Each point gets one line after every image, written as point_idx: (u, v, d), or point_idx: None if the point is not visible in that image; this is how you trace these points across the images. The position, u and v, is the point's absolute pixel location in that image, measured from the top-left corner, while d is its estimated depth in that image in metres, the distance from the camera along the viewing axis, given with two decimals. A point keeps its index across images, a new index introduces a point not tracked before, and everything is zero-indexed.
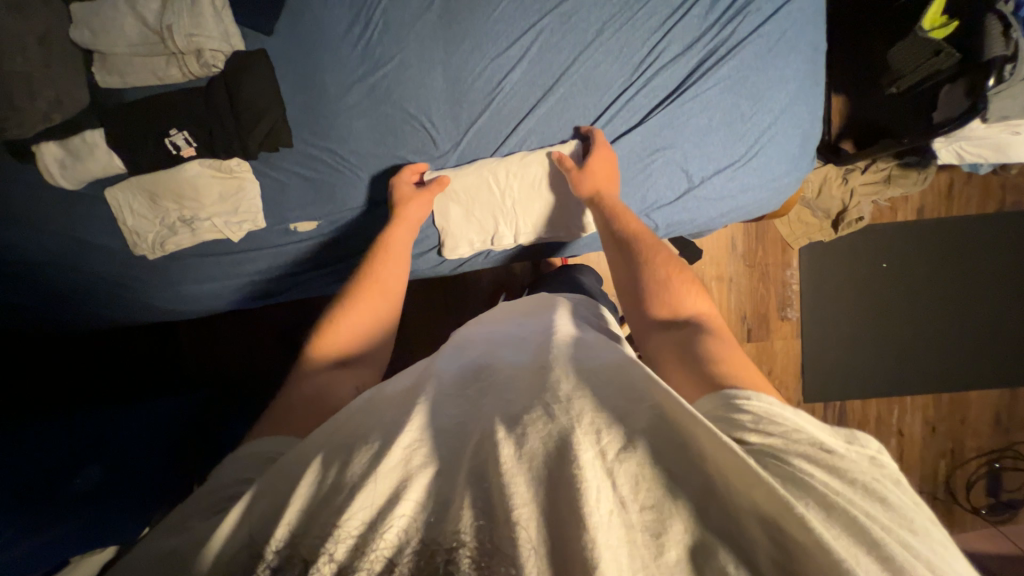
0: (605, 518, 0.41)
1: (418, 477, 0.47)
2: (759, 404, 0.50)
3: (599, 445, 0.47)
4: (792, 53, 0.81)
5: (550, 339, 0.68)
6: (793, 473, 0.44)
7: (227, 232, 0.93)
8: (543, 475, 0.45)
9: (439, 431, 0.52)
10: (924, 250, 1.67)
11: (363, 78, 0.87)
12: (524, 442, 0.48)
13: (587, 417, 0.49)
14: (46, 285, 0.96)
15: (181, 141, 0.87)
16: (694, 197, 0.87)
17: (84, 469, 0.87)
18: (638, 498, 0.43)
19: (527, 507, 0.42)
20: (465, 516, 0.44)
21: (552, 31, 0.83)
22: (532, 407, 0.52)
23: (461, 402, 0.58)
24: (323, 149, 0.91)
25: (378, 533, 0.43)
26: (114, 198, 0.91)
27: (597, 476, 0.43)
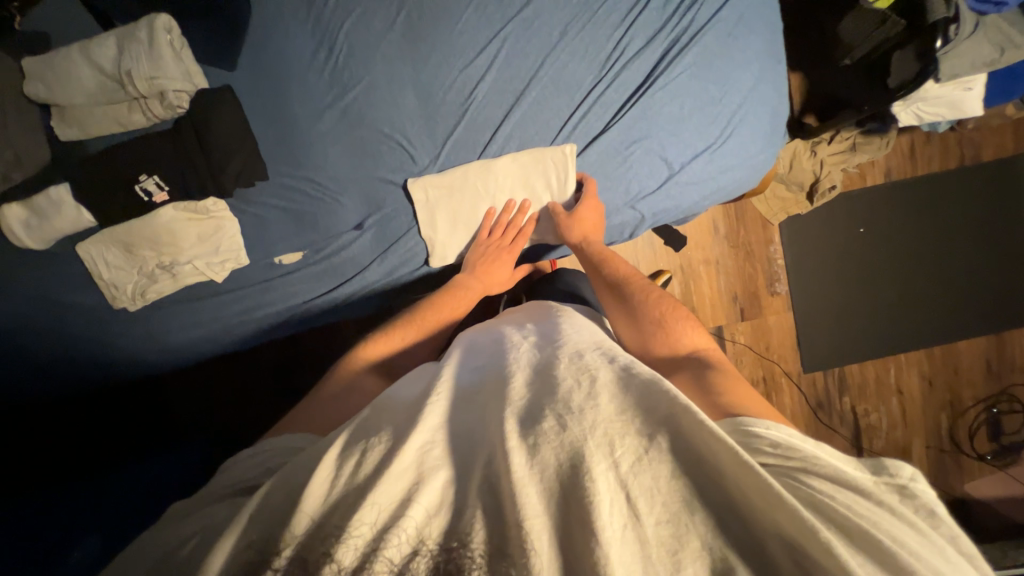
0: (617, 535, 0.41)
1: (428, 481, 0.46)
2: (779, 434, 0.52)
3: (612, 456, 0.46)
4: (751, 34, 0.84)
5: (560, 348, 0.65)
6: (799, 485, 0.45)
7: (211, 273, 0.90)
8: (556, 489, 0.45)
9: (452, 434, 0.52)
10: (895, 212, 1.72)
11: (333, 103, 0.86)
12: (536, 452, 0.47)
13: (601, 428, 0.48)
14: (22, 353, 0.92)
15: (152, 187, 0.85)
16: (676, 183, 0.88)
17: (83, 541, 0.83)
18: (653, 512, 0.43)
19: (538, 520, 0.42)
20: (475, 522, 0.44)
21: (517, 37, 0.83)
22: (545, 416, 0.50)
23: (468, 409, 0.56)
24: (301, 178, 0.89)
25: (382, 547, 0.41)
26: (87, 253, 0.87)
27: (610, 488, 0.43)
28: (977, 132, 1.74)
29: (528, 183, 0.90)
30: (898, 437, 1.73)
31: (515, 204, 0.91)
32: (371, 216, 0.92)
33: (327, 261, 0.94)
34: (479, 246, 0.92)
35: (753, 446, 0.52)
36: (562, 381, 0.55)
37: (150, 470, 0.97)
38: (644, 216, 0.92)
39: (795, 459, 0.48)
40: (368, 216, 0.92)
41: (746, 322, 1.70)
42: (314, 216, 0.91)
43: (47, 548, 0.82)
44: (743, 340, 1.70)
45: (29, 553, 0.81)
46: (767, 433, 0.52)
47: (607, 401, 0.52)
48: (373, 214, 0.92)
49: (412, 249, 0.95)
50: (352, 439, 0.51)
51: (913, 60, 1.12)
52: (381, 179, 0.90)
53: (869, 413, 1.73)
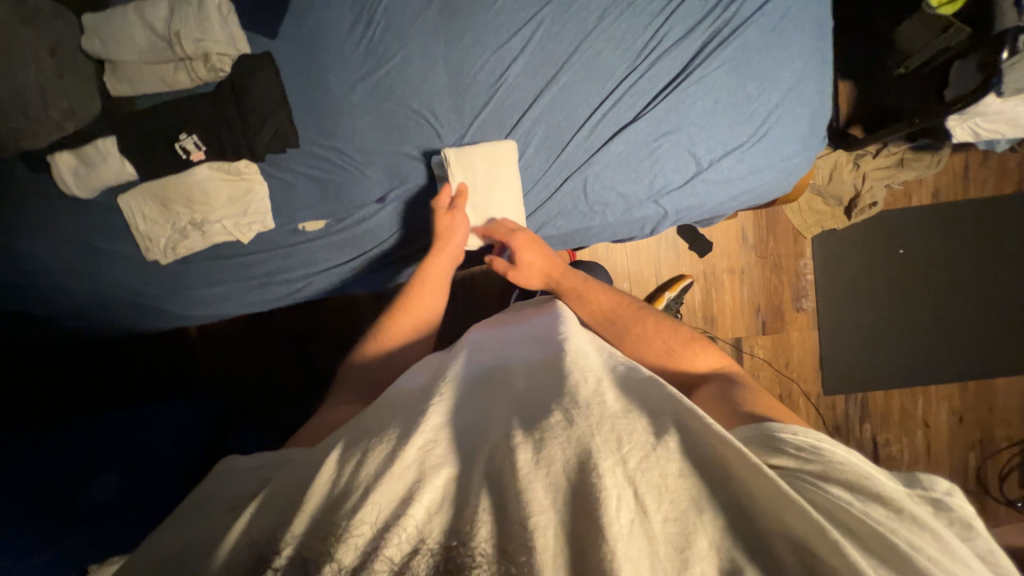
0: (624, 530, 0.40)
1: (430, 481, 0.46)
2: (805, 440, 0.51)
3: (620, 453, 0.45)
4: (797, 30, 0.80)
5: (565, 343, 0.66)
6: (811, 487, 0.44)
7: (237, 234, 0.93)
8: (564, 484, 0.44)
9: (457, 431, 0.52)
10: (940, 235, 1.63)
11: (366, 76, 0.88)
12: (542, 447, 0.46)
13: (607, 424, 0.48)
14: (61, 295, 0.97)
15: (191, 145, 0.88)
16: (703, 180, 0.85)
17: (101, 478, 0.89)
18: (661, 509, 0.42)
19: (545, 515, 0.41)
20: (481, 528, 0.42)
21: (553, 20, 0.83)
22: (552, 412, 0.51)
23: (473, 403, 0.57)
24: (329, 148, 0.91)
25: (390, 537, 0.42)
26: (127, 204, 0.92)
27: (618, 485, 0.42)
28: None
29: (555, 175, 0.88)
30: (919, 471, 1.64)
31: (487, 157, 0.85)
32: (394, 190, 0.94)
33: (350, 229, 0.96)
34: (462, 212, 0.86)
35: (773, 447, 0.51)
36: (569, 375, 0.57)
37: (172, 415, 1.01)
38: (667, 212, 0.89)
39: (816, 465, 0.47)
40: (391, 189, 0.94)
41: (767, 336, 1.65)
42: (342, 192, 0.93)
43: (72, 478, 0.89)
44: (761, 354, 1.65)
45: (56, 482, 0.87)
46: (790, 436, 0.51)
47: (612, 398, 0.53)
48: (397, 194, 0.94)
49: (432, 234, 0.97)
50: (352, 442, 0.51)
51: (975, 71, 1.07)
52: (405, 155, 0.91)
53: (890, 443, 1.66)
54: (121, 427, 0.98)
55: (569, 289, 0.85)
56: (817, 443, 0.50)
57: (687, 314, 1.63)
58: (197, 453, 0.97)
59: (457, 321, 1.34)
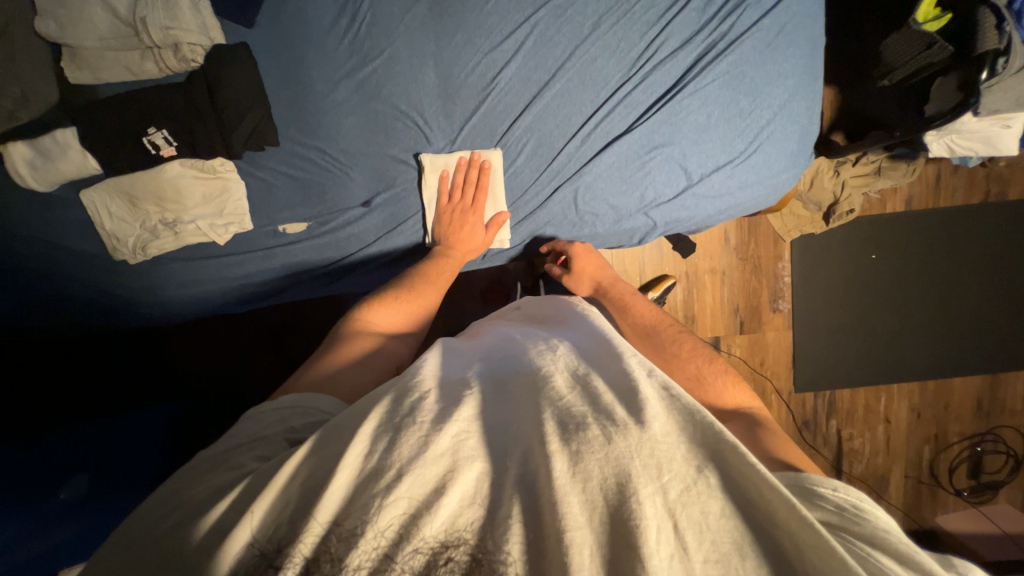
0: (664, 566, 0.40)
1: (461, 473, 0.46)
2: (846, 498, 0.49)
3: (660, 481, 0.45)
4: (791, 48, 0.80)
5: (594, 352, 0.64)
6: (861, 553, 0.43)
7: (213, 235, 0.89)
8: (603, 506, 0.44)
9: (487, 430, 0.52)
10: (911, 241, 1.69)
11: (351, 74, 0.84)
12: (578, 459, 0.46)
13: (647, 448, 0.47)
14: (22, 294, 0.92)
15: (160, 140, 0.83)
16: (693, 194, 0.85)
17: (71, 481, 0.86)
18: (702, 549, 0.42)
19: (581, 532, 0.42)
20: (513, 526, 0.43)
21: (548, 24, 0.80)
22: (590, 424, 0.50)
23: (503, 401, 0.56)
24: (311, 147, 0.87)
25: (416, 534, 0.43)
26: (89, 200, 0.87)
27: (657, 516, 0.43)
28: (1007, 169, 1.69)
29: (545, 184, 0.86)
30: (878, 464, 1.74)
31: (468, 160, 0.84)
32: (380, 194, 0.91)
33: (331, 234, 0.93)
34: (444, 214, 0.88)
35: (811, 500, 0.50)
36: (604, 393, 0.54)
37: (144, 420, 0.98)
38: (657, 224, 0.89)
39: (860, 526, 0.46)
40: (377, 193, 0.91)
41: (744, 335, 1.70)
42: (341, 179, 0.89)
43: (38, 479, 0.86)
44: (738, 352, 1.70)
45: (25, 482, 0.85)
46: (831, 491, 0.50)
47: (652, 415, 0.50)
48: (399, 180, 0.89)
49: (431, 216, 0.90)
50: (388, 415, 0.51)
51: (954, 90, 1.08)
52: (392, 157, 0.88)
53: (853, 437, 1.75)
54: (101, 425, 0.95)
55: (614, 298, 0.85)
56: (862, 505, 0.49)
57: (669, 313, 1.66)
58: (177, 450, 0.93)
59: (442, 319, 1.32)
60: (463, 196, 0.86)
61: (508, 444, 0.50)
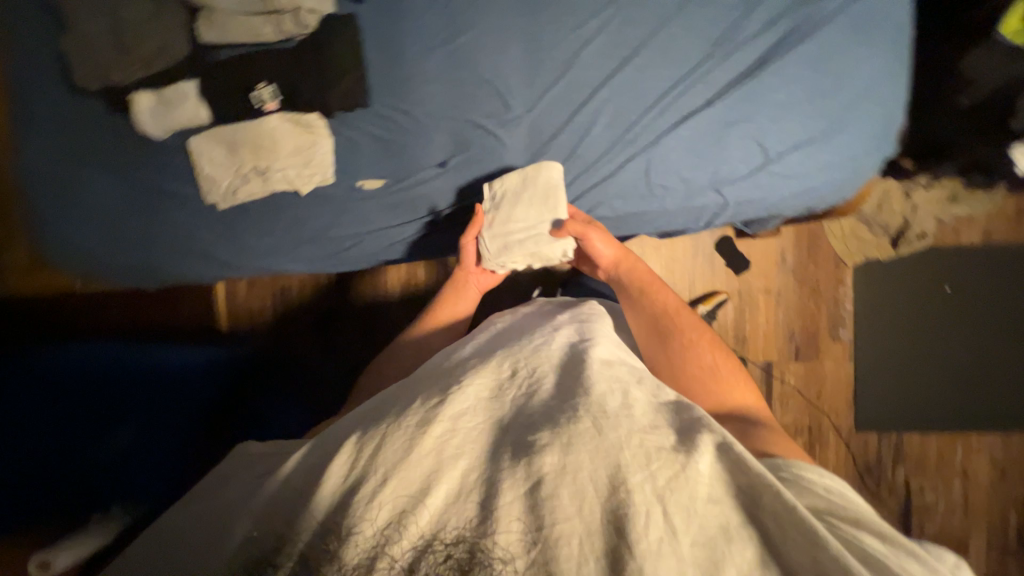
0: (651, 545, 0.45)
1: (445, 472, 0.51)
2: (821, 486, 0.56)
3: (651, 470, 0.49)
4: (875, 34, 0.81)
5: (581, 345, 0.68)
6: (841, 534, 0.49)
7: (298, 184, 0.96)
8: (598, 501, 0.48)
9: (487, 421, 0.56)
10: (990, 277, 1.57)
11: (444, 45, 0.90)
12: (569, 451, 0.51)
13: (636, 439, 0.51)
14: (123, 233, 1.01)
15: (267, 95, 0.92)
16: (769, 172, 0.85)
17: (114, 430, 0.88)
18: (691, 532, 0.46)
19: (570, 522, 0.47)
20: (505, 522, 0.48)
21: (632, 5, 0.84)
22: (578, 417, 0.53)
23: (500, 396, 0.59)
24: (398, 109, 0.93)
25: (409, 522, 0.48)
26: (194, 145, 0.95)
27: (645, 501, 0.47)
28: None
29: (618, 153, 0.88)
30: (955, 526, 1.55)
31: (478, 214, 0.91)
32: (456, 156, 0.94)
33: (404, 193, 0.97)
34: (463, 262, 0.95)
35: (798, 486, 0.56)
36: (587, 385, 0.58)
37: (192, 373, 0.97)
38: (728, 203, 0.88)
39: (834, 510, 0.53)
40: (454, 155, 0.94)
41: (800, 363, 1.60)
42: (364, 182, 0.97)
43: (88, 429, 0.88)
44: (793, 381, 1.60)
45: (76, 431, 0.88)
46: (816, 484, 0.56)
47: (637, 413, 0.55)
48: (465, 153, 0.94)
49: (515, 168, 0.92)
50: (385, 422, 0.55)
51: None
52: (473, 123, 0.92)
53: (924, 491, 1.56)
54: (141, 372, 0.94)
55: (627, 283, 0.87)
56: (824, 485, 0.56)
57: (719, 331, 1.60)
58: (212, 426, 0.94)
59: (488, 307, 1.33)
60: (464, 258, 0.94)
61: (498, 437, 0.54)
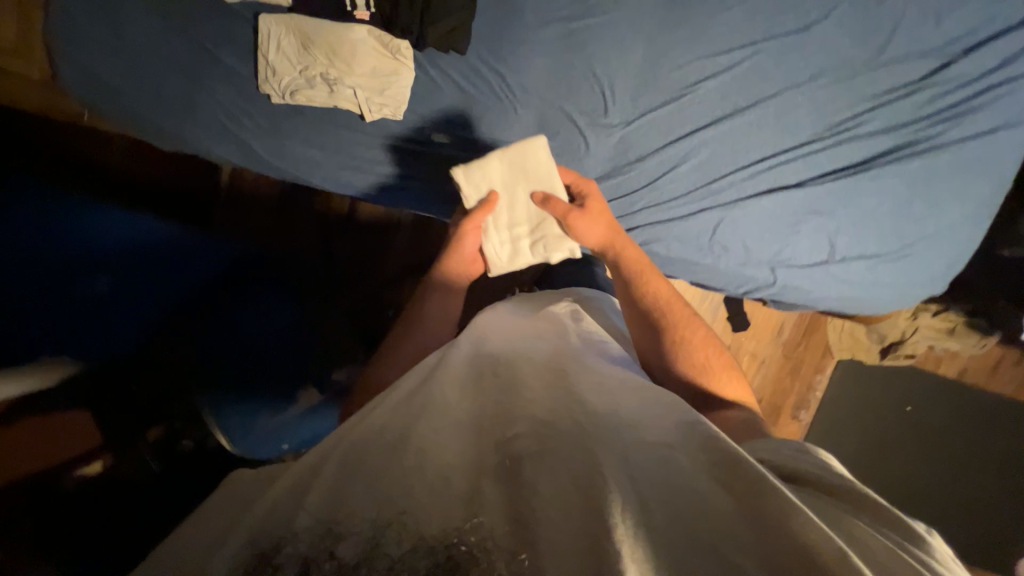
0: (631, 520, 0.39)
1: (427, 475, 0.44)
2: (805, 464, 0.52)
3: (623, 453, 0.46)
4: (980, 177, 0.81)
5: (566, 351, 0.65)
6: (819, 509, 0.44)
7: (364, 109, 0.88)
8: (567, 478, 0.43)
9: (456, 421, 0.51)
10: (953, 412, 1.65)
11: (564, 20, 0.84)
12: (545, 442, 0.46)
13: (608, 427, 0.49)
14: (157, 89, 0.92)
15: (360, 2, 0.84)
16: (826, 271, 0.85)
17: (93, 275, 0.76)
18: (661, 500, 0.42)
19: (546, 502, 0.41)
20: (486, 520, 0.40)
21: (767, 56, 0.80)
22: (559, 413, 0.50)
23: (472, 393, 0.56)
24: (492, 70, 0.87)
25: (394, 539, 0.40)
26: (267, 27, 0.86)
27: (621, 483, 0.42)
28: None
29: (696, 200, 0.85)
30: None
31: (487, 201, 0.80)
32: None
33: (468, 159, 0.92)
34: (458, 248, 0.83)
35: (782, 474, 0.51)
36: (566, 382, 0.56)
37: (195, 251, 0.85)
38: (775, 283, 0.88)
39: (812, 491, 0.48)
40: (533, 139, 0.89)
41: None
42: (427, 130, 0.91)
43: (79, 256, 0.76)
44: None
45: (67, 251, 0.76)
46: (798, 463, 0.52)
47: (613, 406, 0.54)
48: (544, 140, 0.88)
49: (590, 177, 0.87)
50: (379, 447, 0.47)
51: None
52: (565, 114, 0.86)
53: None
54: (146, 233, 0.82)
55: (622, 265, 0.82)
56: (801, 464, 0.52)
57: None
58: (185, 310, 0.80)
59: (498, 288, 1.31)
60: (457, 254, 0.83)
61: (470, 431, 0.49)
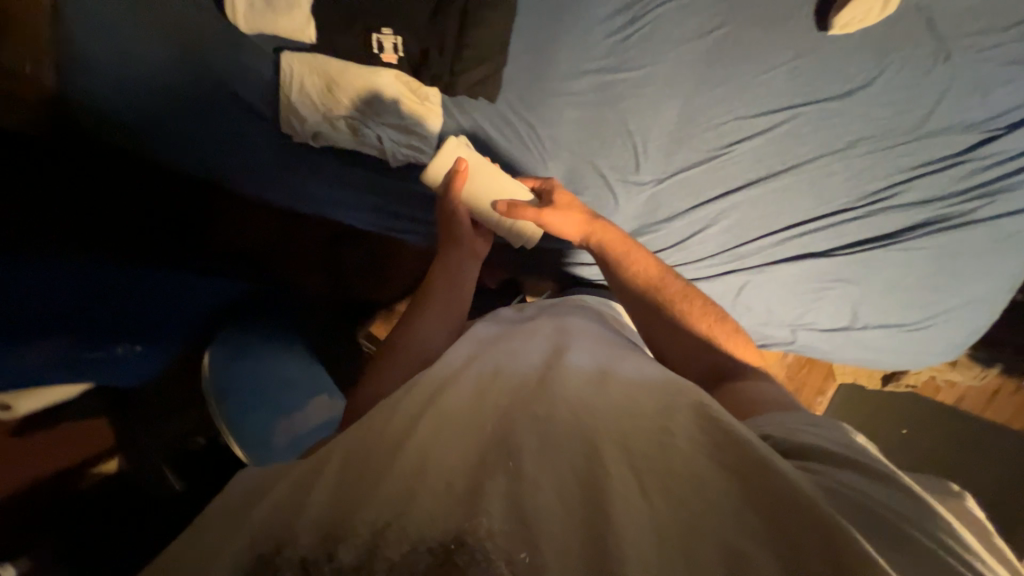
0: (635, 515, 0.36)
1: (421, 476, 0.39)
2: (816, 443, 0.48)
3: (629, 446, 0.42)
4: (1002, 255, 0.83)
5: (570, 347, 0.60)
6: (836, 491, 0.41)
7: (390, 154, 0.87)
8: (568, 474, 0.40)
9: (452, 417, 0.47)
10: None
11: (599, 72, 0.81)
12: (545, 439, 0.42)
13: (610, 421, 0.45)
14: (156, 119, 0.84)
15: (388, 45, 0.81)
16: (847, 336, 0.86)
17: (91, 310, 0.75)
18: (669, 494, 0.38)
19: (542, 499, 0.37)
20: (488, 518, 0.36)
21: (808, 119, 0.79)
22: (556, 406, 0.46)
23: (467, 391, 0.51)
24: (522, 119, 0.84)
25: (386, 545, 0.35)
26: (289, 66, 0.83)
27: (624, 480, 0.38)
28: None
29: (723, 262, 0.85)
30: None
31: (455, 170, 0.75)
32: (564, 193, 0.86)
33: None
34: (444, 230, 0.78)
35: (791, 449, 0.48)
36: (567, 378, 0.51)
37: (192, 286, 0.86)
38: (794, 344, 0.89)
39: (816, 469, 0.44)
40: None
41: None
42: None
43: (93, 290, 0.75)
44: None
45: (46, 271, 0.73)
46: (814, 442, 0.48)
47: (614, 397, 0.49)
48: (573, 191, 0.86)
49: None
50: (370, 449, 0.43)
51: None
52: (594, 168, 0.84)
53: None
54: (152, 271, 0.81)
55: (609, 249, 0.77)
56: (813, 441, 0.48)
57: None
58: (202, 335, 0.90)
59: None
60: (450, 227, 0.77)
61: (466, 428, 0.45)
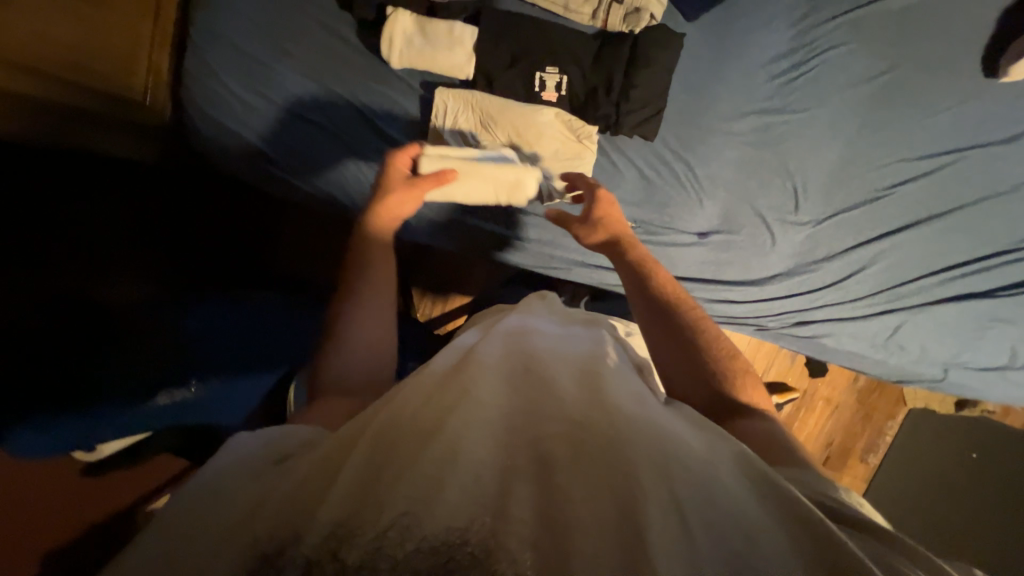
0: (677, 544, 0.30)
1: (444, 482, 0.33)
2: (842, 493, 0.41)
3: (677, 466, 0.35)
4: None
5: (607, 352, 0.51)
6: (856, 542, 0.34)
7: (544, 191, 0.85)
8: (607, 498, 0.33)
9: (488, 417, 0.38)
10: None
11: (760, 114, 0.81)
12: (579, 453, 0.36)
13: (659, 436, 0.38)
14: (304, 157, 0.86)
15: (551, 83, 0.80)
16: (1003, 376, 0.86)
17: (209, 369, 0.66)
18: (723, 531, 0.32)
19: (584, 531, 0.31)
20: (517, 533, 0.31)
21: (971, 163, 0.80)
22: (600, 417, 0.38)
23: (495, 381, 0.42)
24: (680, 158, 0.83)
25: (400, 549, 0.30)
26: (444, 103, 0.82)
27: (669, 507, 0.32)
28: None
29: (881, 302, 0.85)
30: None
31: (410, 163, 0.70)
32: (720, 232, 0.85)
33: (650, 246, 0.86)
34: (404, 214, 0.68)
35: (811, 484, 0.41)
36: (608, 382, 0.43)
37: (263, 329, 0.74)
38: (942, 381, 0.89)
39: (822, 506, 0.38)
40: (717, 231, 0.85)
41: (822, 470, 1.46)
42: None
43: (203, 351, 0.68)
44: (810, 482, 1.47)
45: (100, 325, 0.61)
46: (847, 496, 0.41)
47: (658, 414, 0.42)
48: (728, 231, 0.85)
49: (771, 272, 0.86)
50: (377, 442, 0.36)
51: None
52: (753, 210, 0.84)
53: None
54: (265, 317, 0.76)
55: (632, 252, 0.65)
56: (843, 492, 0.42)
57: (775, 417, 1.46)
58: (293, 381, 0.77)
59: None
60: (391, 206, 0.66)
61: (501, 433, 0.37)
